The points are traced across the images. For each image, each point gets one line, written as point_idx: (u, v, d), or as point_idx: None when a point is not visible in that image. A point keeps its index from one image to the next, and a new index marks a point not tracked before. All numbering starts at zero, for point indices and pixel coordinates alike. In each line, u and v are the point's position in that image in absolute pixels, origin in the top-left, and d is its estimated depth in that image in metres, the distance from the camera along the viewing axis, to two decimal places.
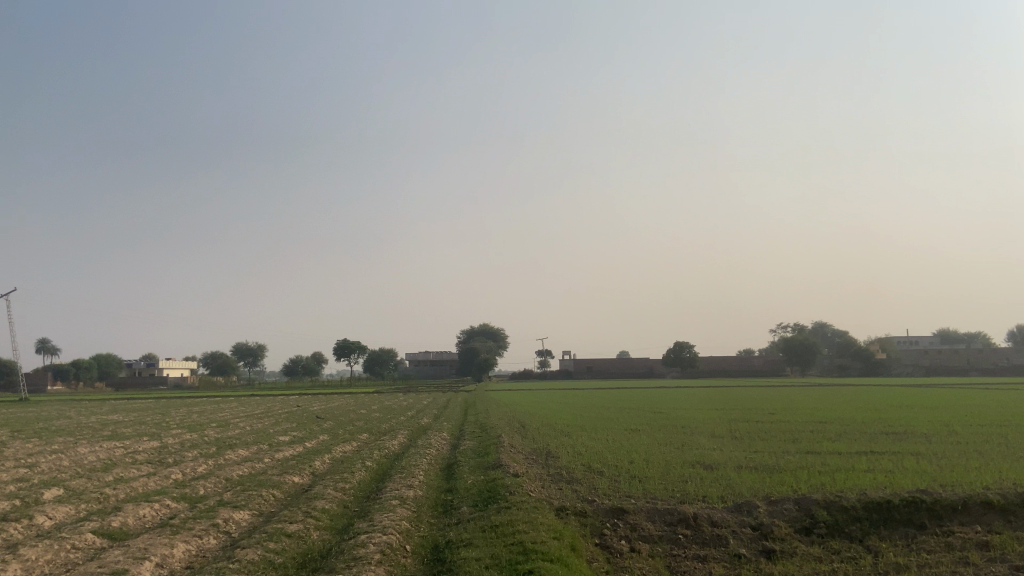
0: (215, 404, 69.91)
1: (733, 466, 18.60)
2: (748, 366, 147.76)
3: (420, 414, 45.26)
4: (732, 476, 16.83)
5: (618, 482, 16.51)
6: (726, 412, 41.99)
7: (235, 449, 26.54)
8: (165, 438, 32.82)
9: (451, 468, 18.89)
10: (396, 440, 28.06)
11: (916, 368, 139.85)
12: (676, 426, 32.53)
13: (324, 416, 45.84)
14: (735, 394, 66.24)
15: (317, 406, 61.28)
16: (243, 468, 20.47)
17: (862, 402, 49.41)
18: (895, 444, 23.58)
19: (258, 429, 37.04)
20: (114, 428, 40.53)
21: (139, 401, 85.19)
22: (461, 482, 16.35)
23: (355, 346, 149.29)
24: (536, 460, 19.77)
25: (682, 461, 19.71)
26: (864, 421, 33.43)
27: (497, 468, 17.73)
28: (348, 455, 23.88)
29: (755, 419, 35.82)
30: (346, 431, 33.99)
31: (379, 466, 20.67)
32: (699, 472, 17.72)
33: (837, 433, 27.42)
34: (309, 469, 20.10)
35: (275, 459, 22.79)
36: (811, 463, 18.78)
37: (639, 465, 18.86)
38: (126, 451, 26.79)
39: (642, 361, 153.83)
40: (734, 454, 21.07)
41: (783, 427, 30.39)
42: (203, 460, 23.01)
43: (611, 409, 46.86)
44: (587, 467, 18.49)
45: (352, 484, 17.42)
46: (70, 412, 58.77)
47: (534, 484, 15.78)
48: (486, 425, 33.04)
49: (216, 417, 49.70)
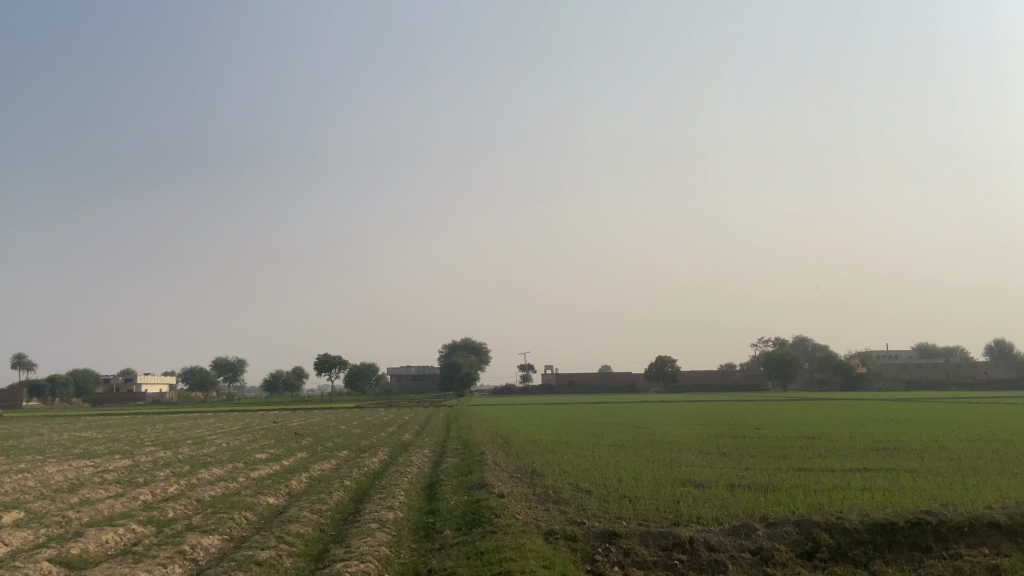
0: (191, 421, 68.49)
1: (726, 484, 18.07)
2: (730, 380, 147.64)
3: (400, 430, 44.38)
4: (726, 496, 16.30)
5: (607, 503, 15.87)
6: (712, 427, 41.56)
7: (209, 467, 25.60)
8: (138, 456, 31.83)
9: (433, 488, 18.15)
10: (376, 458, 27.27)
11: (897, 382, 140.29)
12: (664, 442, 31.98)
13: (303, 433, 44.84)
14: (719, 408, 65.90)
15: (295, 422, 60.08)
16: (215, 488, 19.60)
17: (848, 416, 49.15)
18: (887, 460, 23.16)
19: (234, 446, 36.03)
20: (86, 445, 39.35)
21: (112, 417, 83.35)
22: (443, 504, 15.61)
23: (336, 361, 147.80)
24: (521, 479, 19.06)
25: (672, 479, 19.16)
26: (853, 436, 33.05)
27: (481, 488, 17.01)
28: (326, 473, 23.05)
29: (742, 435, 35.28)
30: (325, 448, 33.09)
31: (358, 485, 19.88)
32: (691, 491, 17.19)
33: (826, 449, 26.99)
34: (285, 489, 19.28)
35: (250, 479, 21.92)
36: (804, 481, 18.30)
37: (629, 484, 18.28)
38: (95, 470, 25.80)
39: (625, 375, 153.33)
40: (725, 471, 20.57)
41: (771, 443, 29.94)
42: (175, 480, 22.08)
43: (596, 425, 46.28)
44: (575, 486, 17.83)
45: (330, 506, 16.61)
46: (41, 430, 57.24)
47: (520, 506, 15.07)
48: (468, 441, 32.30)
49: (192, 434, 48.56)
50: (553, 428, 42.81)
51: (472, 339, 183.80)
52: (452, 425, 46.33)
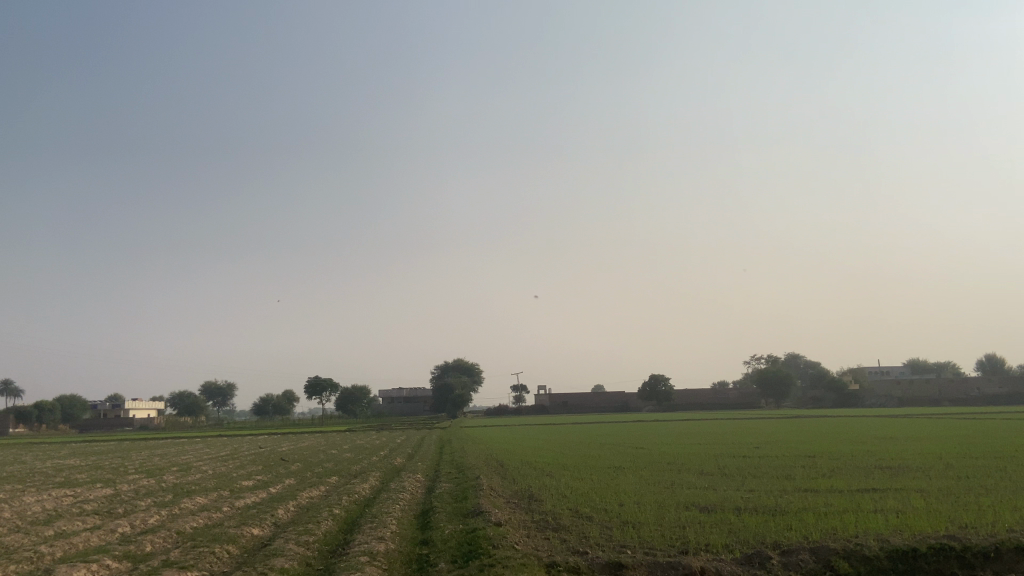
0: (179, 446, 67.28)
1: (731, 508, 17.35)
2: (723, 399, 146.82)
3: (393, 454, 43.43)
4: (732, 520, 15.59)
5: (609, 530, 15.10)
6: (710, 447, 40.78)
7: (192, 496, 24.65)
8: (120, 485, 30.84)
9: (427, 516, 17.32)
10: (367, 484, 26.37)
11: (890, 399, 139.77)
12: (663, 462, 31.16)
13: (293, 458, 43.89)
14: (715, 427, 65.14)
15: (285, 446, 58.91)
16: (198, 519, 18.68)
17: (847, 434, 48.44)
18: (894, 479, 22.52)
19: (220, 473, 35.00)
20: (67, 473, 38.23)
21: (99, 444, 81.98)
22: (437, 534, 14.80)
23: (327, 384, 146.44)
24: (517, 505, 18.27)
25: (675, 502, 18.43)
26: (854, 455, 32.37)
27: (477, 515, 16.19)
28: (314, 501, 22.16)
29: (741, 455, 34.51)
30: (314, 473, 32.10)
31: (348, 514, 19.01)
32: (696, 515, 16.46)
33: (830, 468, 26.34)
34: (271, 519, 18.40)
35: (235, 508, 21.00)
36: (812, 504, 17.60)
37: (630, 508, 17.52)
38: (74, 500, 24.81)
39: (618, 395, 152.44)
40: (729, 493, 19.85)
41: (772, 463, 29.26)
42: (156, 510, 21.13)
43: (592, 446, 45.42)
44: (574, 512, 17.04)
45: (317, 537, 15.74)
46: (24, 457, 56.00)
47: (519, 535, 14.29)
48: (462, 464, 31.44)
49: (177, 460, 47.49)
50: (548, 449, 41.99)
51: (464, 360, 182.69)
52: (445, 448, 45.49)
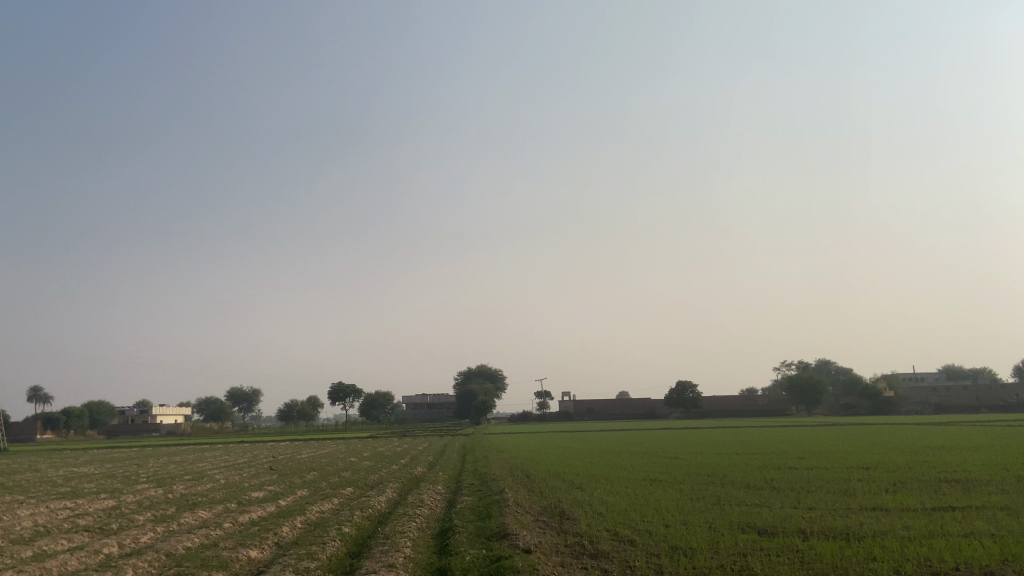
0: (197, 453, 65.82)
1: (797, 531, 15.19)
2: (752, 406, 143.42)
3: (414, 462, 41.53)
4: (803, 548, 13.52)
5: (656, 559, 12.97)
6: (751, 457, 38.44)
7: (195, 509, 22.82)
8: (125, 495, 29.15)
9: (446, 538, 15.31)
10: (383, 496, 24.40)
11: (926, 405, 135.44)
12: (703, 474, 29.00)
13: (311, 467, 42.20)
14: (750, 435, 62.56)
15: (303, 454, 56.95)
16: (193, 538, 16.78)
17: (892, 443, 45.78)
18: (967, 495, 20.24)
19: (230, 482, 33.15)
20: (75, 483, 36.41)
21: (117, 450, 80.71)
22: (456, 561, 12.82)
23: (350, 389, 145.23)
24: (548, 524, 16.24)
25: (726, 522, 16.38)
26: (910, 466, 29.96)
27: (502, 539, 14.08)
28: (324, 516, 20.23)
29: (786, 466, 32.20)
30: (327, 483, 30.18)
31: (359, 532, 17.09)
32: (756, 540, 14.36)
33: (889, 482, 24.09)
34: (272, 539, 16.44)
35: (236, 525, 19.14)
36: (888, 526, 15.38)
37: (677, 530, 15.44)
38: (70, 514, 23.01)
39: (644, 402, 149.63)
40: (787, 513, 17.68)
41: (822, 475, 27.05)
42: (152, 527, 19.27)
43: (622, 454, 43.19)
44: (613, 535, 14.92)
45: (320, 564, 13.67)
46: (40, 464, 54.75)
47: (552, 566, 12.16)
48: (485, 475, 29.34)
49: (190, 468, 45.81)
50: (577, 459, 39.82)
51: (487, 366, 180.89)
52: (467, 456, 43.42)
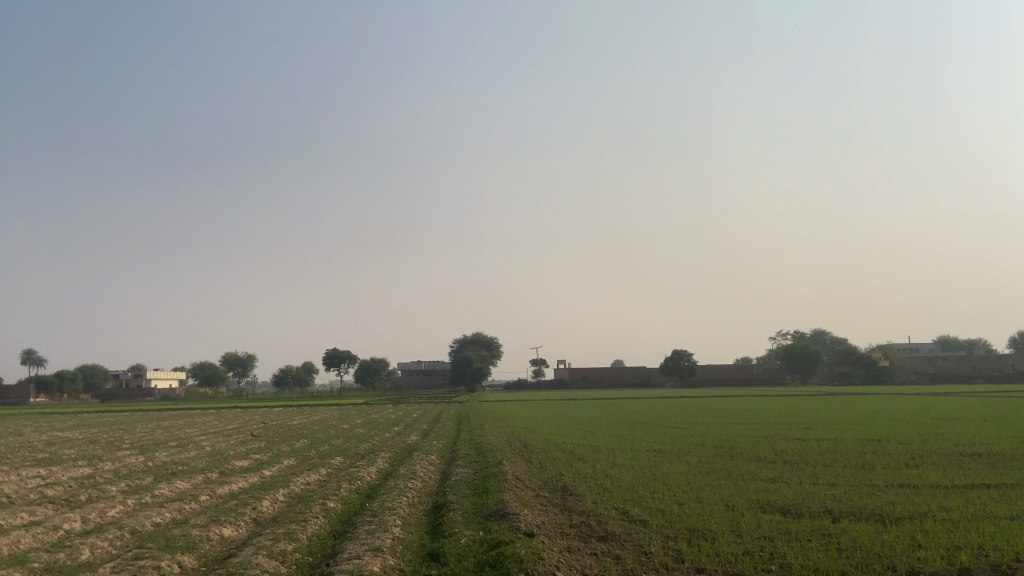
0: (188, 419, 64.53)
1: (824, 511, 13.88)
2: (747, 374, 143.17)
3: (407, 430, 40.20)
4: (836, 532, 12.17)
5: (673, 543, 11.60)
6: (755, 427, 37.33)
7: (172, 479, 21.47)
8: (104, 463, 27.83)
9: (440, 516, 13.99)
10: (373, 466, 23.06)
11: (921, 375, 135.08)
12: (708, 445, 27.83)
13: (302, 433, 40.92)
14: (749, 404, 61.58)
15: (294, 420, 55.55)
16: (162, 513, 15.39)
17: (896, 413, 44.77)
18: (990, 471, 19.11)
19: (215, 450, 31.79)
20: (55, 449, 35.06)
21: (109, 414, 79.59)
22: (449, 545, 11.42)
23: (345, 355, 144.21)
24: (550, 501, 14.91)
25: (744, 501, 15.09)
26: (922, 438, 28.88)
27: (502, 519, 12.68)
28: (309, 488, 18.92)
29: (794, 437, 30.95)
30: (315, 452, 28.82)
31: (345, 508, 15.77)
32: (782, 521, 13.00)
33: (907, 456, 22.95)
34: (250, 514, 15.07)
35: (214, 498, 17.78)
36: (922, 507, 14.11)
37: (693, 509, 14.12)
38: (40, 484, 21.66)
39: (639, 370, 148.97)
40: (808, 489, 16.44)
41: (834, 447, 25.91)
42: (123, 498, 17.90)
43: (621, 424, 42.07)
44: (623, 515, 13.58)
45: (298, 546, 12.23)
46: (25, 429, 53.40)
47: (557, 553, 10.73)
48: (482, 444, 28.08)
49: (179, 434, 44.48)
50: (576, 428, 38.63)
51: (482, 334, 180.00)
52: (463, 424, 42.25)
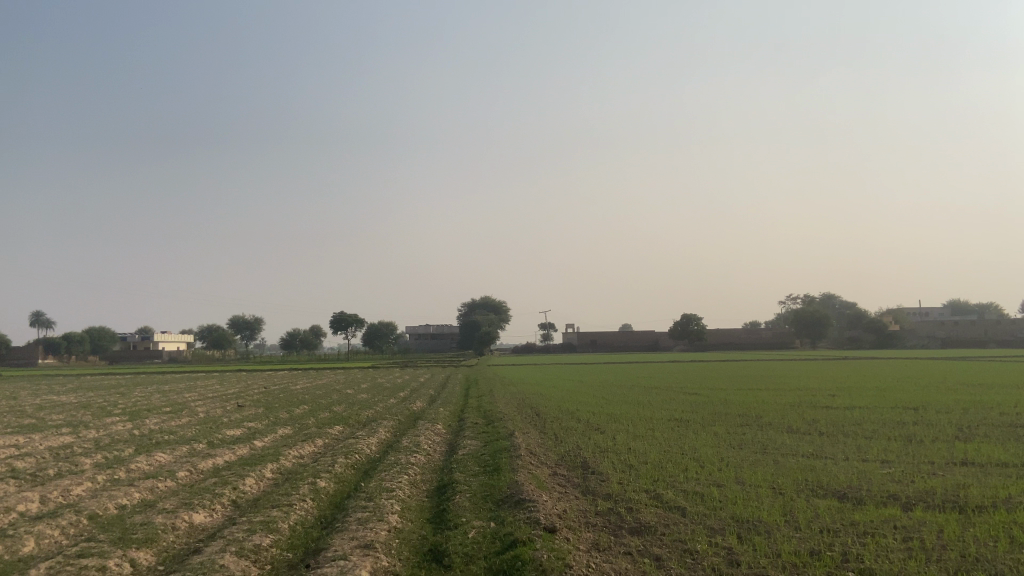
0: (190, 382, 62.95)
1: (889, 496, 12.01)
2: (756, 338, 140.99)
3: (412, 397, 38.48)
4: (912, 524, 10.28)
5: (720, 538, 9.75)
6: (779, 394, 35.37)
7: (155, 451, 19.68)
8: (90, 430, 26.14)
9: (444, 500, 12.18)
10: (373, 437, 21.21)
11: (932, 340, 132.76)
12: (731, 415, 25.92)
13: (301, 399, 39.27)
14: (765, 369, 59.58)
15: (296, 385, 53.91)
16: (133, 494, 13.63)
17: (922, 380, 42.64)
18: None
19: (210, 417, 29.98)
20: (42, 414, 33.37)
21: (109, 378, 78.05)
22: (455, 540, 9.59)
23: (352, 318, 142.72)
24: (570, 483, 13.06)
25: (792, 482, 13.20)
26: (960, 407, 26.94)
27: (517, 508, 10.80)
28: (301, 464, 17.11)
29: (821, 406, 29.02)
30: (315, 421, 26.99)
31: (339, 488, 14.01)
32: (844, 509, 11.12)
33: (954, 428, 20.95)
34: (230, 496, 13.31)
35: (194, 474, 16.00)
36: (1001, 492, 12.23)
37: (735, 494, 12.23)
38: (12, 454, 19.94)
39: (647, 333, 147.02)
40: (861, 468, 14.52)
41: (871, 417, 23.94)
42: (95, 474, 16.09)
43: (633, 390, 40.23)
44: (656, 500, 11.72)
45: (277, 539, 10.39)
46: (21, 393, 52.08)
47: (583, 554, 8.82)
48: (492, 414, 26.13)
49: (176, 399, 42.92)
50: (589, 394, 36.78)
51: (490, 298, 178.24)
52: (471, 390, 40.55)
